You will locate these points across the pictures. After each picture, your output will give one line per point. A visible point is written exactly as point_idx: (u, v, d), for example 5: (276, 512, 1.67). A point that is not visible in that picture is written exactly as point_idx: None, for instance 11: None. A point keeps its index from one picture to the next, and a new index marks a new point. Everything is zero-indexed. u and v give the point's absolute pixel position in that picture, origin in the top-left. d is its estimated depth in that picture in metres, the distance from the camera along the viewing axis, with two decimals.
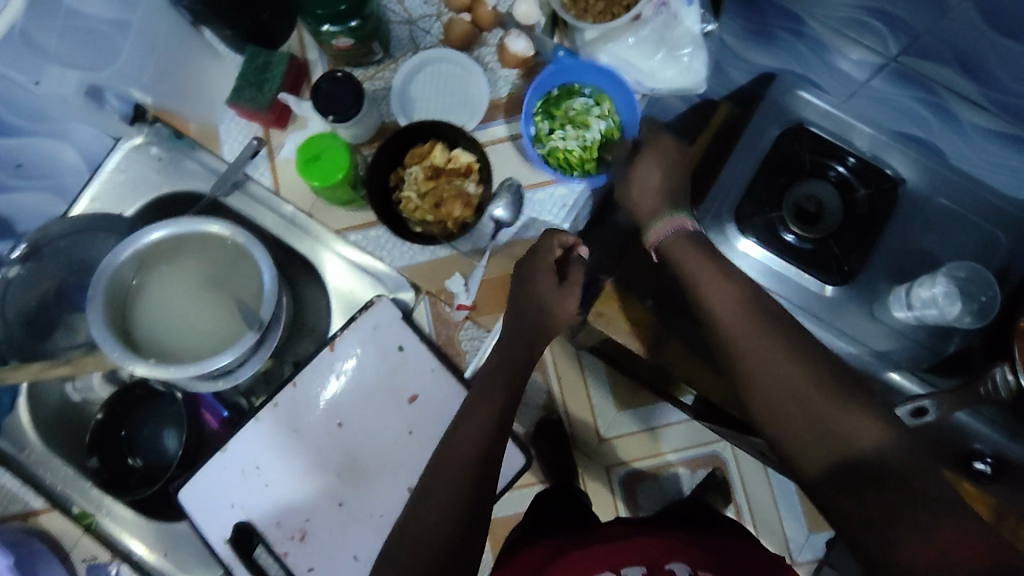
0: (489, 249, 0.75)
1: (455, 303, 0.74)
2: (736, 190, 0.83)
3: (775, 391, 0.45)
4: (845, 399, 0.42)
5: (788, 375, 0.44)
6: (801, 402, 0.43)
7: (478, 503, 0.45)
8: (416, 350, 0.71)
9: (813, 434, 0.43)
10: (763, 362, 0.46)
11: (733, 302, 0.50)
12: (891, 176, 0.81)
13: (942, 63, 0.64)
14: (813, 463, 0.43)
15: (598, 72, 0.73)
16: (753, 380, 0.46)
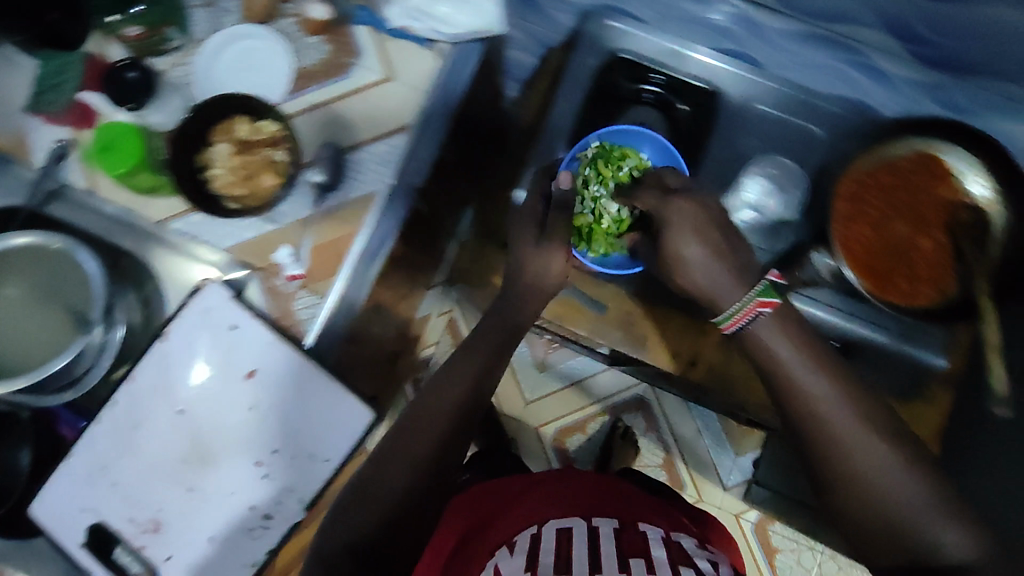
0: (312, 217, 0.73)
1: (286, 274, 0.73)
2: (566, 123, 0.87)
3: (874, 511, 0.53)
4: (934, 512, 0.52)
5: (889, 482, 0.53)
6: (897, 517, 0.52)
7: (430, 477, 0.63)
8: (250, 328, 0.71)
9: (864, 502, 0.54)
10: (852, 447, 0.54)
11: (827, 392, 0.56)
12: (707, 89, 0.85)
13: None
14: (845, 515, 0.55)
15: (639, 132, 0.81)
16: (850, 478, 0.54)
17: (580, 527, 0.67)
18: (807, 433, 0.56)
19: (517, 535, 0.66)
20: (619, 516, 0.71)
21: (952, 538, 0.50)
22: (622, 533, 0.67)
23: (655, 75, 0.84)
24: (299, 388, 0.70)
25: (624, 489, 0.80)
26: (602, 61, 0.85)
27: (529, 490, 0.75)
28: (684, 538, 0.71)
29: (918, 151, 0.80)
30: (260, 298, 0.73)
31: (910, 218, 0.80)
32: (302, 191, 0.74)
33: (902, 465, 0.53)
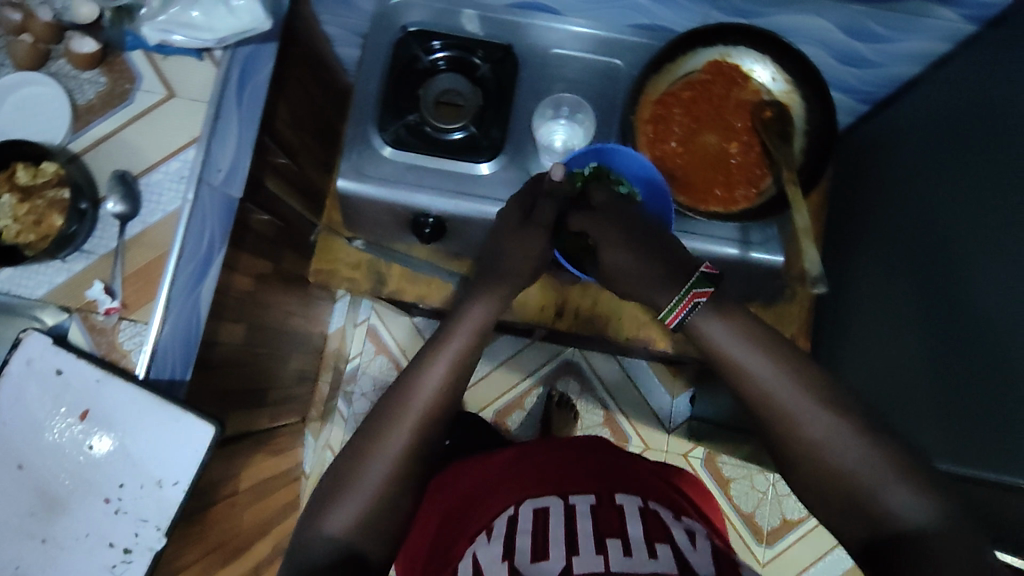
0: (118, 247, 0.73)
1: (102, 309, 0.73)
2: (372, 105, 0.87)
3: (825, 476, 0.55)
4: (888, 477, 0.52)
5: (838, 457, 0.54)
6: (848, 483, 0.54)
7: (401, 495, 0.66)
8: (74, 370, 0.71)
9: (813, 470, 0.56)
10: (792, 418, 0.57)
11: (764, 367, 0.59)
12: (502, 45, 0.87)
13: None
14: (806, 484, 0.57)
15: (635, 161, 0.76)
16: (805, 451, 0.56)
17: (557, 507, 0.70)
18: (759, 409, 0.59)
19: (496, 520, 0.71)
20: (596, 492, 0.73)
21: (902, 501, 0.51)
22: (599, 509, 0.70)
23: (435, 41, 0.86)
24: (135, 417, 0.70)
25: (612, 470, 0.79)
26: (393, 38, 0.87)
27: (512, 469, 0.79)
28: (660, 508, 0.73)
29: (712, 60, 0.82)
30: (83, 338, 0.73)
31: (717, 125, 0.82)
32: (106, 222, 0.74)
33: (852, 437, 0.55)
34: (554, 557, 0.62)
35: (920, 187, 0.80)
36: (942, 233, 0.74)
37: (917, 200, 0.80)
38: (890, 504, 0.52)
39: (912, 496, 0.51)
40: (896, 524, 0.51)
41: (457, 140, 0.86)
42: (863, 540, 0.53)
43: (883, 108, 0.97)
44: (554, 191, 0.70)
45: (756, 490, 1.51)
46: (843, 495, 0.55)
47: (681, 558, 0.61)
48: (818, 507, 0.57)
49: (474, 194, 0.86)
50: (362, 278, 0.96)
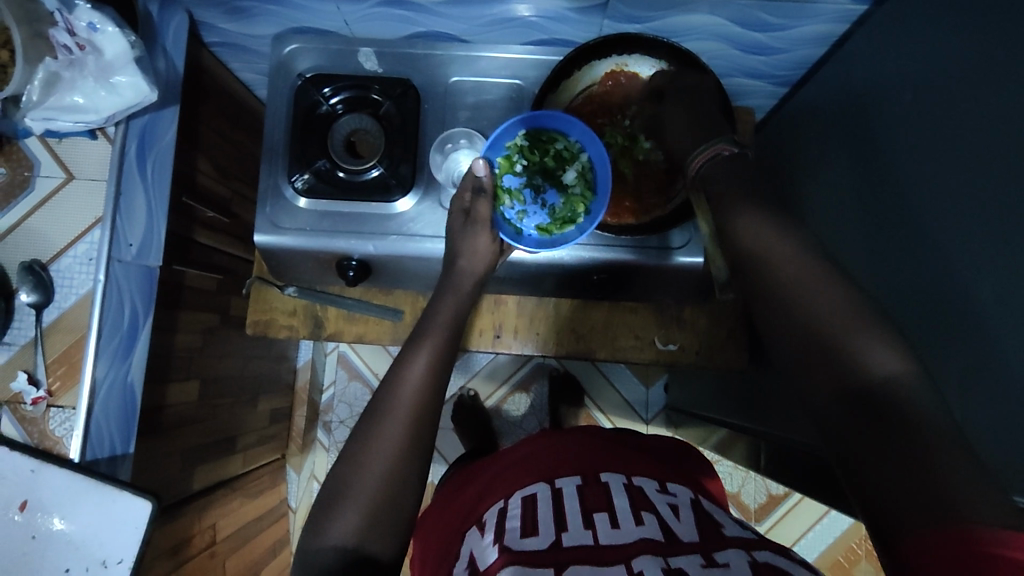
0: (36, 336, 0.74)
1: (29, 399, 0.74)
2: (282, 157, 0.86)
3: (813, 335, 0.53)
4: (860, 335, 0.51)
5: (819, 319, 0.53)
6: (829, 338, 0.52)
7: (396, 491, 0.59)
8: (7, 463, 0.71)
9: (790, 325, 0.55)
10: (784, 271, 0.56)
11: (766, 230, 0.59)
12: (401, 80, 0.87)
13: None
14: (789, 341, 0.55)
15: (575, 123, 0.74)
16: (789, 304, 0.55)
17: (544, 492, 0.69)
18: (750, 264, 0.59)
19: (487, 512, 0.71)
20: (581, 472, 0.73)
21: (880, 357, 0.49)
22: (585, 488, 0.69)
23: (326, 87, 0.86)
24: (74, 501, 0.71)
25: (597, 452, 0.78)
26: (292, 87, 0.88)
27: (507, 466, 0.79)
28: (646, 482, 0.72)
29: (608, 72, 0.82)
30: (15, 430, 0.74)
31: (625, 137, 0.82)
32: (22, 313, 0.75)
33: (825, 288, 0.54)
34: (543, 532, 0.61)
35: (840, 170, 0.80)
36: (875, 227, 0.72)
37: (842, 182, 0.80)
38: (869, 362, 0.49)
39: (888, 351, 0.49)
40: (869, 376, 0.49)
41: (369, 179, 0.85)
42: (834, 396, 0.51)
43: (800, 90, 0.96)
44: (483, 185, 0.74)
45: (741, 469, 1.48)
46: (829, 352, 0.52)
47: (667, 527, 0.61)
48: (800, 371, 0.54)
49: (394, 233, 0.85)
50: (300, 323, 0.97)
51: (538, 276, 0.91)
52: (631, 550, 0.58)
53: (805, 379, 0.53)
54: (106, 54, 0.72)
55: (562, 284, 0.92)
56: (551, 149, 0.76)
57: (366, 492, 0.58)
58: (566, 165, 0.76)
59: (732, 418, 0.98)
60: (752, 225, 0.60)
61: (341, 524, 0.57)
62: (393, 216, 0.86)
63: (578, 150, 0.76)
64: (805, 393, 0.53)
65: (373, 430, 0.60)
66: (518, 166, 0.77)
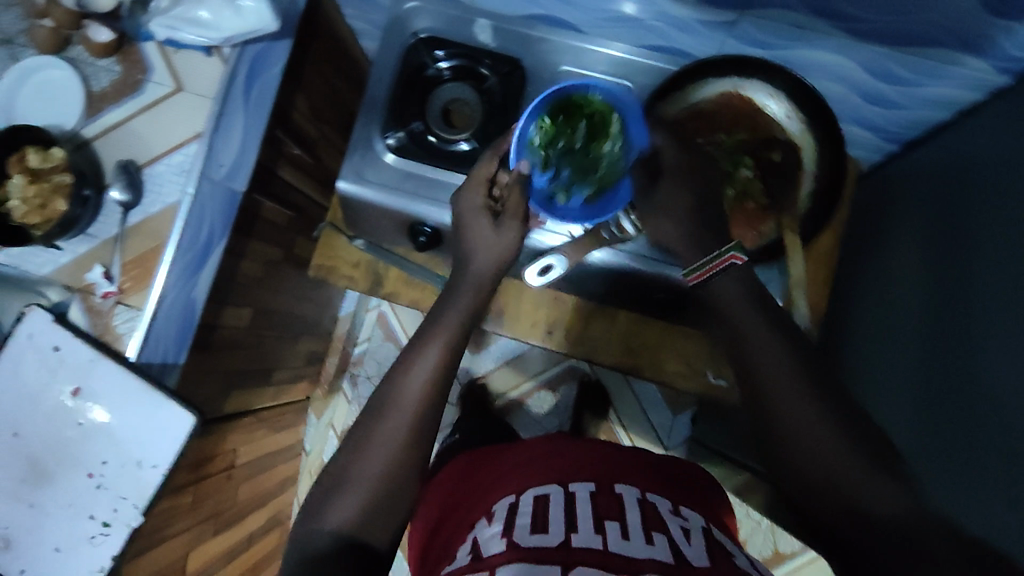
0: (119, 235, 0.77)
1: (101, 292, 0.76)
2: (379, 110, 0.87)
3: (814, 470, 0.53)
4: (856, 468, 0.52)
5: (819, 447, 0.53)
6: (833, 467, 0.53)
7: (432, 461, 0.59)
8: (70, 348, 0.74)
9: (803, 456, 0.54)
10: (787, 398, 0.56)
11: (771, 350, 0.58)
12: (510, 59, 0.86)
13: None
14: (804, 492, 0.54)
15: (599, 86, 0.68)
16: (790, 434, 0.55)
17: (557, 494, 0.69)
18: (754, 384, 0.58)
19: (496, 504, 0.71)
20: (596, 480, 0.72)
21: (878, 489, 0.50)
22: (598, 496, 0.69)
23: (440, 51, 0.86)
24: (120, 398, 0.73)
25: (612, 463, 0.78)
26: (403, 44, 0.88)
27: (512, 463, 0.79)
28: (659, 499, 0.71)
29: (722, 92, 0.80)
30: (82, 318, 0.76)
31: (729, 154, 0.79)
32: (110, 210, 0.77)
33: (823, 416, 0.55)
34: (553, 532, 0.61)
35: (956, 244, 0.75)
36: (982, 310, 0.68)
37: (947, 253, 0.76)
38: (867, 491, 0.51)
39: (887, 485, 0.51)
40: (868, 509, 0.50)
41: (457, 151, 0.85)
42: (834, 530, 0.52)
43: (912, 150, 0.92)
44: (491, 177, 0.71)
45: (752, 519, 1.44)
46: (836, 487, 0.52)
47: (678, 547, 0.60)
48: (812, 506, 0.53)
49: None
50: (361, 277, 0.98)
51: (596, 282, 0.90)
52: (642, 564, 0.56)
53: (817, 508, 0.53)
54: None
55: (620, 294, 0.92)
56: (582, 114, 0.69)
57: (393, 454, 0.60)
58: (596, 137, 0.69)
59: (762, 467, 0.95)
60: (763, 347, 0.59)
61: (366, 479, 0.59)
62: None
63: (609, 111, 0.68)
64: (814, 522, 0.53)
65: (403, 395, 0.62)
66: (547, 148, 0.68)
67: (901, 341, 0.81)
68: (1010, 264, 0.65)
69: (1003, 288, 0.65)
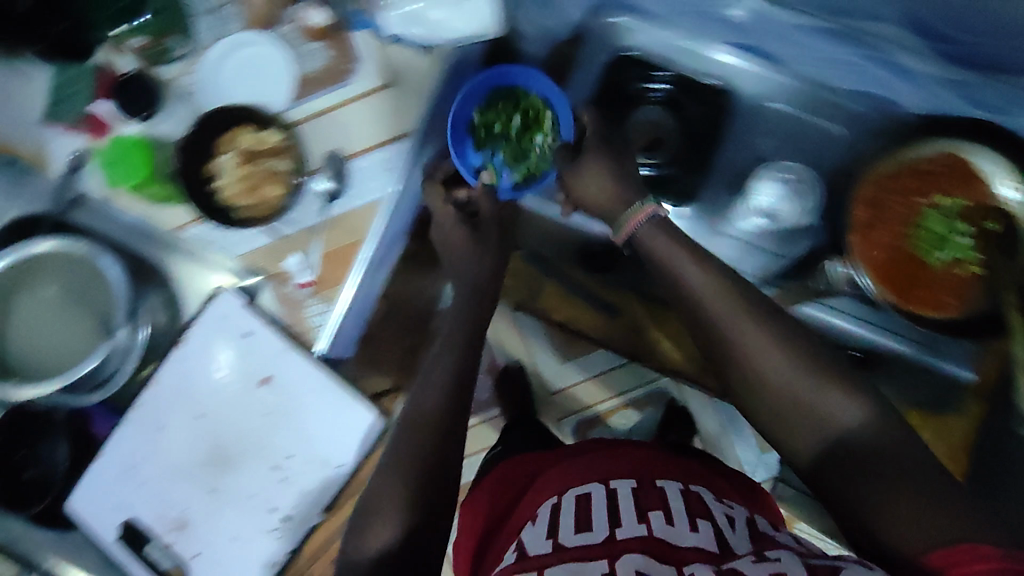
0: (320, 226, 0.76)
1: (297, 281, 0.76)
2: None
3: (780, 396, 0.52)
4: (815, 384, 0.51)
5: (770, 375, 0.52)
6: (798, 397, 0.51)
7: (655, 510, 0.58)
8: (263, 336, 0.74)
9: (778, 408, 0.52)
10: (757, 346, 0.53)
11: (714, 288, 0.56)
12: (718, 88, 0.83)
13: None
14: (801, 446, 0.52)
15: (539, 78, 0.74)
16: (753, 381, 0.53)
17: (598, 490, 0.66)
18: (711, 338, 0.56)
19: (541, 509, 0.67)
20: (635, 476, 0.69)
21: (846, 408, 0.49)
22: (640, 491, 0.65)
23: (660, 72, 0.83)
24: (308, 393, 0.73)
25: (645, 455, 0.74)
26: (608, 57, 0.83)
27: (557, 458, 0.77)
28: (703, 488, 0.68)
29: (938, 153, 0.73)
30: (273, 307, 0.76)
31: (943, 214, 0.74)
32: (310, 199, 0.75)
33: (778, 351, 0.52)
34: (597, 530, 0.59)
35: None
36: None
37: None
38: (836, 409, 0.49)
39: (849, 401, 0.50)
40: (840, 428, 0.49)
41: (650, 176, 0.83)
42: (818, 450, 0.50)
43: None
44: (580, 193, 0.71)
45: None
46: (867, 453, 0.48)
47: (723, 539, 0.58)
48: (835, 475, 0.49)
49: None
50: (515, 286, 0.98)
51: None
52: (687, 556, 0.54)
53: (852, 481, 0.48)
54: None
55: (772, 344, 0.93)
56: (520, 107, 0.75)
57: (423, 449, 0.56)
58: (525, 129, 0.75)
59: None
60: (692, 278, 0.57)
61: (404, 481, 0.54)
62: None
63: (543, 104, 0.74)
64: (849, 495, 0.48)
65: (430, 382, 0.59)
66: (490, 125, 0.75)
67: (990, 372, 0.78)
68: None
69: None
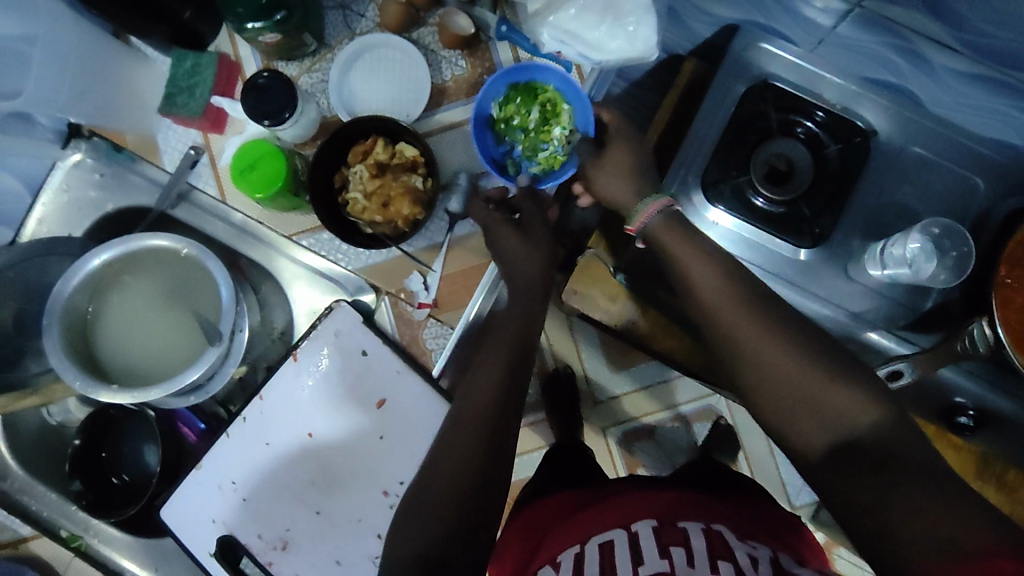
0: (445, 244, 0.73)
1: (416, 301, 0.73)
2: (703, 154, 0.82)
3: (782, 395, 0.48)
4: (842, 391, 0.46)
5: (794, 371, 0.48)
6: (801, 398, 0.47)
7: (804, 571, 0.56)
8: (379, 355, 0.71)
9: (797, 412, 0.48)
10: (757, 350, 0.49)
11: (718, 284, 0.53)
12: (862, 130, 0.80)
13: (910, 7, 0.66)
14: (806, 446, 0.48)
15: (554, 75, 0.71)
16: (764, 383, 0.49)
17: (621, 536, 0.61)
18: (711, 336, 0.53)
19: (561, 554, 0.61)
20: (657, 515, 0.63)
21: (858, 410, 0.46)
22: (662, 531, 0.60)
23: (819, 111, 0.81)
24: (425, 419, 0.69)
25: (675, 498, 0.68)
26: (747, 85, 0.82)
27: (589, 500, 0.73)
28: (726, 529, 0.61)
29: None
30: (389, 322, 0.74)
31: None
32: (437, 217, 0.73)
33: (805, 358, 0.48)
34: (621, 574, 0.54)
35: None
36: None
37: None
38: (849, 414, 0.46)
39: (864, 404, 0.46)
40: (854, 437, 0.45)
41: (776, 214, 0.81)
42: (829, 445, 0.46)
43: None
44: None
45: None
46: (879, 468, 0.43)
47: None
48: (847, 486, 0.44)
49: (784, 281, 0.81)
50: None
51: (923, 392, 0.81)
52: None
53: (856, 497, 0.43)
54: None
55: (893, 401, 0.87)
56: (539, 102, 0.72)
57: (468, 462, 0.50)
58: (557, 123, 0.72)
59: None
60: (704, 278, 0.54)
61: (454, 486, 0.49)
62: (790, 264, 0.81)
63: (560, 101, 0.71)
64: (853, 513, 0.43)
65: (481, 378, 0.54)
66: (513, 121, 0.72)
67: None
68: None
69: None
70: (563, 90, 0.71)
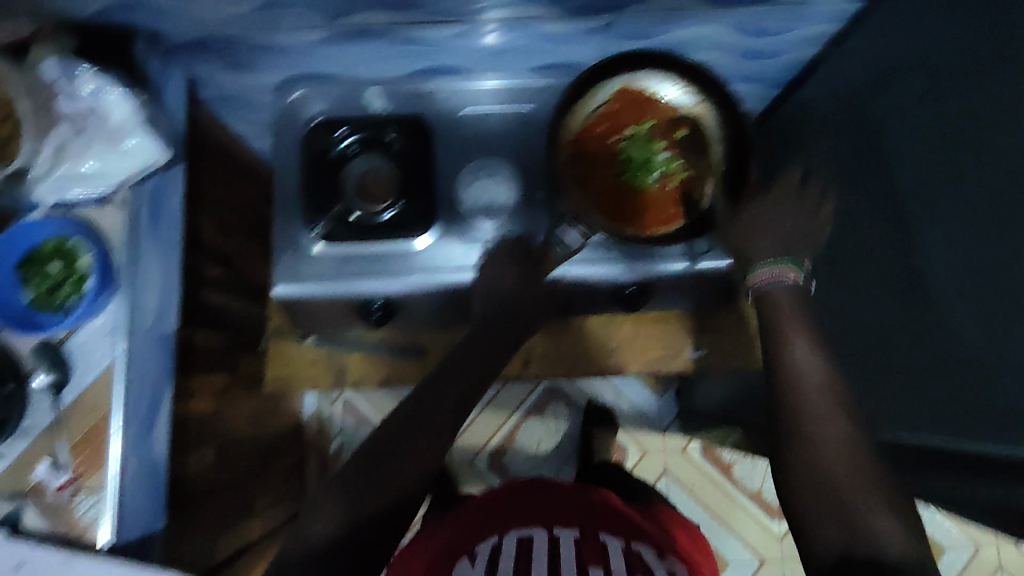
0: (57, 420, 0.71)
1: (52, 486, 0.70)
2: (292, 203, 0.83)
3: (809, 471, 0.55)
4: (870, 482, 0.53)
5: (821, 430, 0.56)
6: (839, 497, 0.53)
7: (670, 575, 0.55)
8: (34, 560, 0.67)
9: (811, 486, 0.54)
10: (802, 402, 0.58)
11: (815, 367, 0.59)
12: (414, 118, 0.86)
13: (368, 8, 0.73)
14: (817, 544, 0.53)
15: (42, 225, 0.72)
16: (798, 439, 0.57)
17: (540, 536, 0.71)
18: (779, 389, 0.60)
19: (479, 544, 0.71)
20: (581, 526, 0.73)
21: (885, 527, 0.50)
22: (583, 542, 0.70)
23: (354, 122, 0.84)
24: None
25: (595, 497, 0.79)
26: (298, 133, 0.85)
27: (512, 490, 0.79)
28: (647, 547, 0.71)
29: (620, 90, 0.81)
30: (38, 519, 0.70)
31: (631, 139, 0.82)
32: (37, 398, 0.71)
33: (844, 430, 0.56)
34: None
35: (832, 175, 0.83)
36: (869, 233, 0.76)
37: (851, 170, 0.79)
38: (873, 525, 0.50)
39: (889, 523, 0.50)
40: (871, 551, 0.49)
41: (382, 224, 0.82)
42: (831, 545, 0.51)
43: (794, 90, 0.97)
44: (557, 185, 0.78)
45: (759, 468, 1.53)
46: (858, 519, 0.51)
47: None
48: (809, 508, 0.54)
49: (417, 272, 0.83)
50: (321, 373, 0.94)
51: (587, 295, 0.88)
52: None
53: (814, 523, 0.53)
54: (114, 120, 0.71)
55: (590, 302, 0.90)
56: (47, 256, 0.72)
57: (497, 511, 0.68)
58: (78, 258, 0.72)
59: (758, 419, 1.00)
60: (801, 368, 0.60)
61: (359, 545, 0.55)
62: (413, 255, 0.83)
63: (67, 240, 0.72)
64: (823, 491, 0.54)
65: (439, 394, 0.63)
66: (44, 284, 0.72)
67: (857, 237, 0.76)
68: (931, 160, 0.66)
69: (937, 172, 0.65)
70: (61, 231, 0.72)
